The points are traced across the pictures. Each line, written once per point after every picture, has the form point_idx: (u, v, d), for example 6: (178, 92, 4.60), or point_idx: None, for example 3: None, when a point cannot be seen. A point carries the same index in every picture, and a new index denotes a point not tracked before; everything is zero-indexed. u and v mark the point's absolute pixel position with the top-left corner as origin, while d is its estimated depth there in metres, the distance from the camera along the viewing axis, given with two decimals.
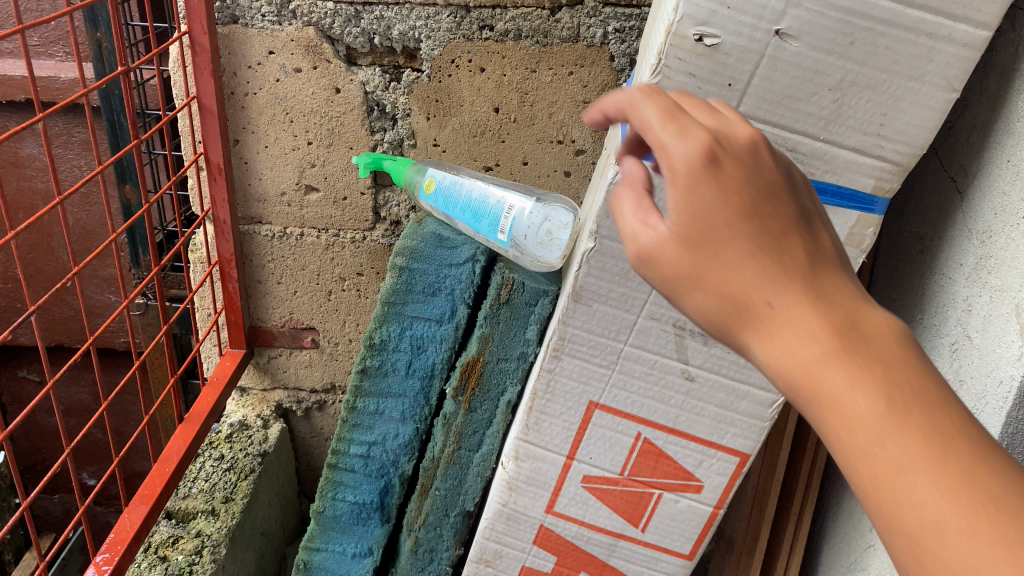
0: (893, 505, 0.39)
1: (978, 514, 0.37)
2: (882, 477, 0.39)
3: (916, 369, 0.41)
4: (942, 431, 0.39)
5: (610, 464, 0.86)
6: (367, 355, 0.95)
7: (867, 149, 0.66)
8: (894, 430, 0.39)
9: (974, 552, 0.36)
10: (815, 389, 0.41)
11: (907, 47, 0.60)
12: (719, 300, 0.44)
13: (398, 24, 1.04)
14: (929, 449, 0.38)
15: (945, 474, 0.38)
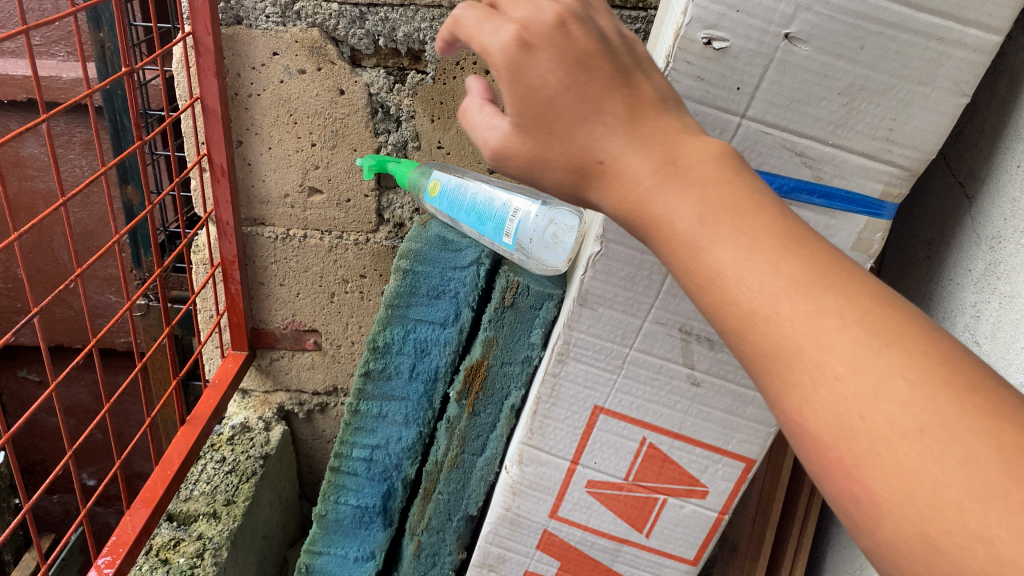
0: (726, 313, 0.43)
1: (790, 297, 0.41)
2: (710, 285, 0.44)
3: (741, 185, 0.45)
4: (762, 233, 0.43)
5: (615, 469, 0.86)
6: (370, 359, 0.95)
7: (876, 154, 0.65)
8: (718, 240, 0.44)
9: (790, 333, 0.40)
10: (656, 224, 0.47)
11: (917, 52, 0.60)
12: (569, 167, 0.51)
13: (403, 26, 1.04)
14: (748, 250, 0.43)
15: (762, 273, 0.42)
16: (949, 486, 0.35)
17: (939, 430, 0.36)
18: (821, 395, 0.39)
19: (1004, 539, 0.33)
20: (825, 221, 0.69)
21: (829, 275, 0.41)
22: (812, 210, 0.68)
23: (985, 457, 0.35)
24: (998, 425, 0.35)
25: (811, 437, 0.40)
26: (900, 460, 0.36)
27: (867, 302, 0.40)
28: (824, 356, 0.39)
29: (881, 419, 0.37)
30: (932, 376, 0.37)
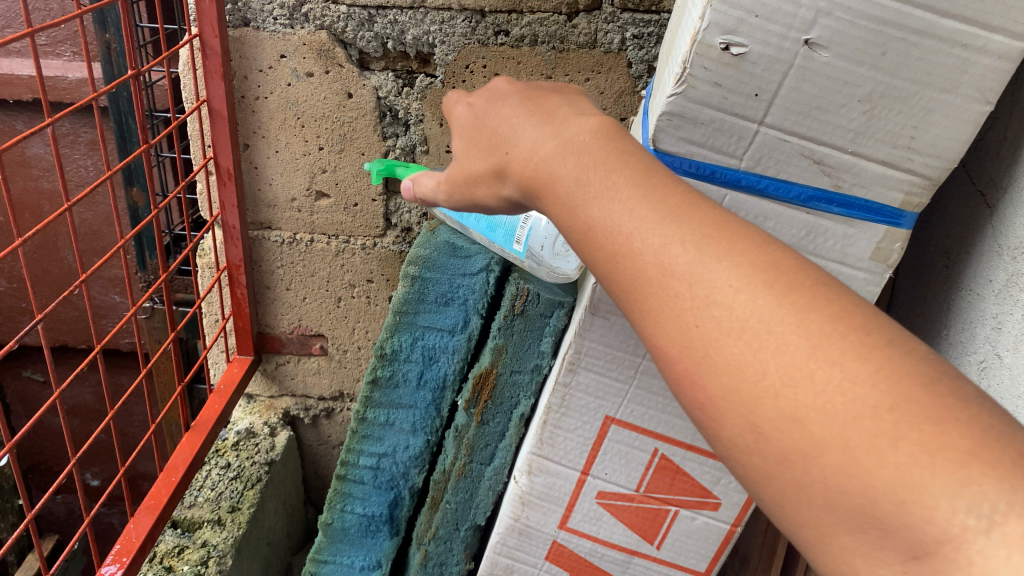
0: (597, 255, 0.48)
1: (643, 233, 0.45)
2: (585, 232, 0.49)
3: (607, 139, 0.51)
4: (625, 182, 0.48)
5: (626, 480, 0.84)
6: (378, 366, 0.93)
7: (896, 162, 0.63)
8: (584, 193, 0.49)
9: (645, 263, 0.45)
10: (542, 185, 0.52)
11: (940, 58, 0.58)
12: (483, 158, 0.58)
13: (412, 28, 1.03)
14: (611, 197, 0.48)
15: (623, 213, 0.47)
16: (767, 378, 0.40)
17: (758, 327, 0.40)
18: (669, 317, 0.44)
19: (813, 419, 0.38)
20: (843, 230, 0.67)
21: (681, 209, 0.45)
22: (830, 218, 0.67)
23: (793, 345, 0.39)
24: (810, 318, 0.40)
25: (664, 356, 0.44)
26: (728, 358, 0.41)
27: (705, 225, 0.45)
28: (668, 280, 0.44)
29: (713, 328, 0.42)
30: (757, 281, 0.42)
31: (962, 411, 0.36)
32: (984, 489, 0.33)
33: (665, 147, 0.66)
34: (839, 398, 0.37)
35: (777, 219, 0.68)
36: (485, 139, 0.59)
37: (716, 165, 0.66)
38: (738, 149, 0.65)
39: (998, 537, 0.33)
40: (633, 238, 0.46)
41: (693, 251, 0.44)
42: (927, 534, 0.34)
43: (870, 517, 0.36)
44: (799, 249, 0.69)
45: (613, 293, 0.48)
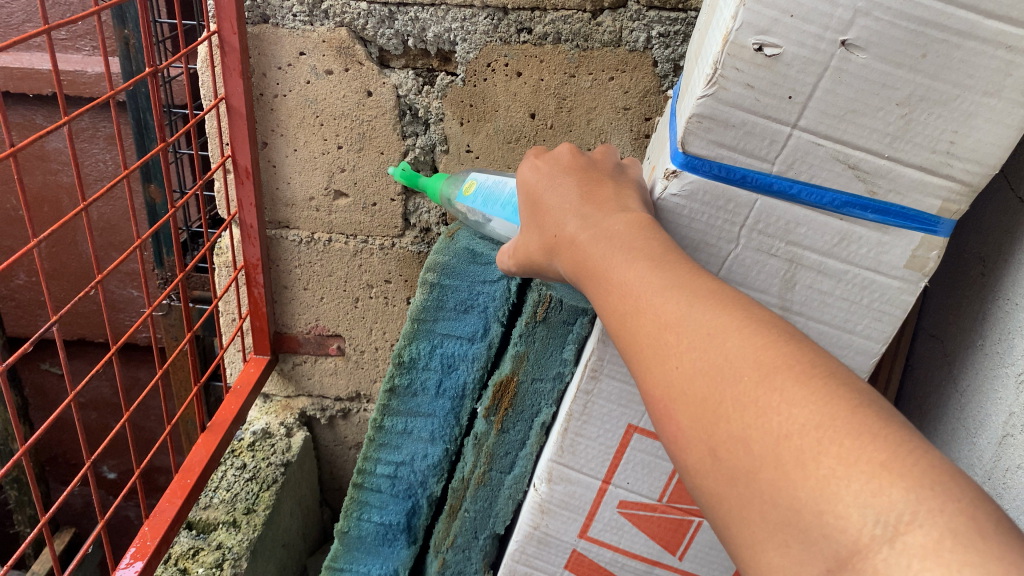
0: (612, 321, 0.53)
1: (649, 293, 0.50)
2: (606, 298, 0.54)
3: (635, 227, 0.56)
4: (640, 257, 0.52)
5: (648, 490, 0.82)
6: (395, 374, 0.92)
7: (934, 168, 0.61)
8: (609, 268, 0.54)
9: (647, 319, 0.49)
10: (579, 267, 0.58)
11: (983, 60, 0.55)
12: (541, 245, 0.64)
13: (433, 26, 1.01)
14: (626, 263, 0.53)
15: (636, 279, 0.51)
16: (722, 407, 0.43)
17: (721, 364, 0.44)
18: (658, 365, 0.48)
19: (753, 436, 0.41)
20: (877, 237, 0.65)
21: (682, 277, 0.50)
22: (864, 225, 0.64)
23: (743, 373, 0.43)
24: (770, 352, 0.43)
25: (650, 398, 0.48)
26: (694, 388, 0.45)
27: (701, 289, 0.49)
28: (664, 334, 0.48)
29: (688, 369, 0.46)
30: (728, 326, 0.45)
31: (882, 429, 0.38)
32: (891, 499, 0.36)
33: (693, 151, 0.64)
34: (776, 417, 0.41)
35: (809, 225, 0.65)
36: (537, 218, 0.66)
37: (746, 169, 0.64)
38: (770, 152, 0.62)
39: (900, 546, 0.35)
40: (640, 305, 0.50)
41: (681, 306, 0.48)
42: (840, 544, 0.37)
43: (797, 529, 0.39)
44: (830, 256, 0.67)
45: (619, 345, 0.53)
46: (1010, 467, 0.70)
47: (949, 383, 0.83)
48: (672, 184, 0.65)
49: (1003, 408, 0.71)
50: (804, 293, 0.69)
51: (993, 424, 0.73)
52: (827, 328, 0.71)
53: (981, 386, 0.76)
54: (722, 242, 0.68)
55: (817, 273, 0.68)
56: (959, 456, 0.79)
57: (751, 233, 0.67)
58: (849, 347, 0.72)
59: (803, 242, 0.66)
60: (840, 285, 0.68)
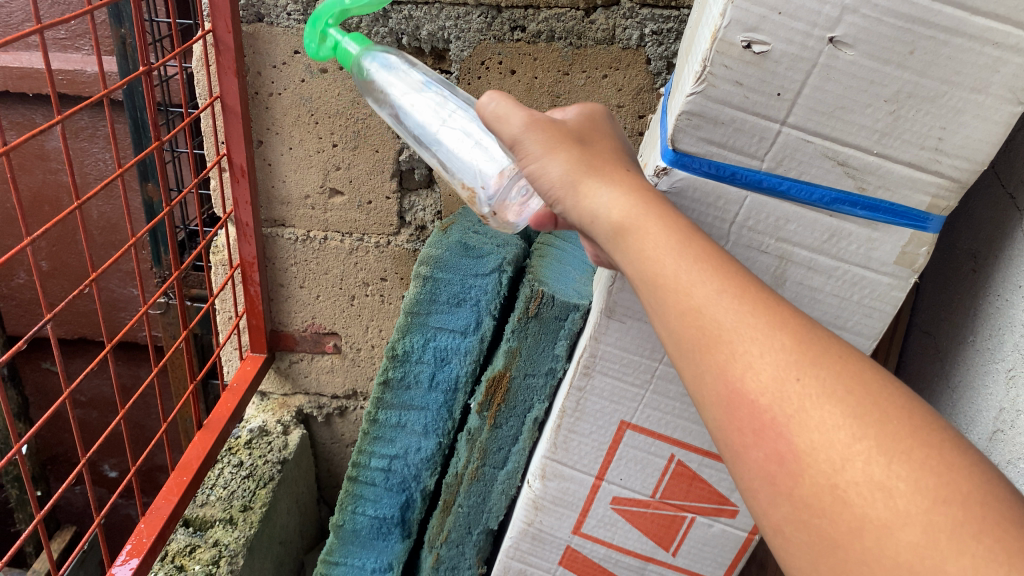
0: (681, 299, 0.49)
1: (749, 299, 0.47)
2: (679, 271, 0.49)
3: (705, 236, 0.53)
4: (727, 264, 0.50)
5: (641, 486, 0.83)
6: (389, 367, 0.93)
7: (923, 165, 0.61)
8: (691, 252, 0.50)
9: (746, 315, 0.47)
10: (636, 221, 0.52)
11: (971, 57, 0.55)
12: (571, 161, 0.55)
13: (427, 24, 1.01)
14: (715, 261, 0.50)
15: (732, 279, 0.48)
16: (861, 443, 0.41)
17: (863, 398, 0.43)
18: (765, 364, 0.45)
19: (901, 489, 0.40)
20: (866, 234, 0.65)
21: (777, 301, 0.48)
22: (854, 222, 0.64)
23: (897, 421, 0.42)
24: (911, 409, 0.43)
25: (749, 402, 0.45)
26: (823, 417, 0.43)
27: (800, 320, 0.48)
28: (774, 340, 0.46)
29: (818, 386, 0.44)
30: (858, 364, 0.45)
31: None
32: None
33: (683, 147, 0.64)
34: (932, 478, 0.40)
35: (799, 222, 0.65)
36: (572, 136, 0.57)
37: (735, 166, 0.64)
38: (759, 150, 0.63)
39: None
40: (740, 296, 0.47)
41: (799, 325, 0.46)
42: None
43: None
44: (821, 253, 0.67)
45: (684, 326, 0.48)
46: (1000, 462, 0.69)
47: (940, 378, 0.83)
48: (662, 181, 0.65)
49: (994, 403, 0.71)
50: (794, 289, 0.69)
51: (983, 420, 0.73)
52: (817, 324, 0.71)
53: (971, 381, 0.76)
54: (713, 240, 0.68)
55: (807, 269, 0.68)
56: None
57: (741, 230, 0.67)
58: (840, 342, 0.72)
59: (793, 239, 0.66)
60: (831, 281, 0.68)
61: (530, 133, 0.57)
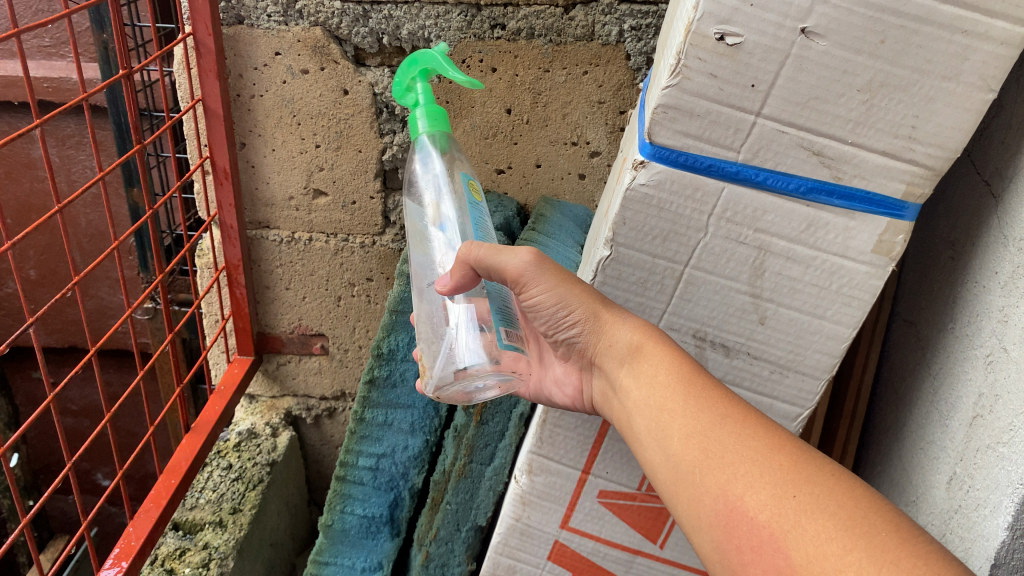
0: (693, 425, 0.58)
1: (753, 430, 0.56)
2: (693, 395, 0.60)
3: (708, 378, 0.61)
4: (732, 404, 0.59)
5: (628, 479, 0.83)
6: (375, 365, 0.99)
7: (897, 153, 0.60)
8: (694, 394, 0.60)
9: (751, 438, 0.55)
10: (644, 362, 0.63)
11: (941, 45, 0.55)
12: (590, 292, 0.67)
13: (407, 23, 1.01)
14: (723, 403, 0.59)
15: (735, 418, 0.57)
16: (853, 553, 0.46)
17: (854, 510, 0.49)
18: (764, 483, 0.53)
19: None
20: (844, 223, 0.64)
21: (779, 431, 0.56)
22: (831, 211, 0.64)
23: (885, 534, 0.47)
24: (900, 524, 0.47)
25: (748, 519, 0.52)
26: (815, 532, 0.49)
27: (802, 447, 0.55)
28: (772, 466, 0.53)
29: (811, 500, 0.50)
30: (851, 480, 0.51)
31: None
32: None
33: (660, 141, 0.63)
34: None
35: (777, 213, 0.65)
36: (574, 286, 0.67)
37: (712, 158, 0.63)
38: (735, 141, 0.62)
39: None
40: (743, 422, 0.57)
41: (800, 451, 0.54)
42: None
43: None
44: (798, 242, 0.66)
45: (688, 462, 0.58)
46: (980, 447, 0.69)
47: (922, 366, 0.84)
48: (641, 174, 0.65)
49: (973, 389, 0.71)
50: (774, 280, 0.69)
51: (964, 407, 0.73)
52: (797, 315, 0.70)
53: (952, 371, 0.76)
54: (692, 231, 0.68)
55: (785, 260, 0.67)
56: (933, 444, 0.79)
57: (720, 222, 0.66)
58: (820, 333, 0.71)
59: (771, 229, 0.66)
60: (809, 272, 0.67)
61: (538, 269, 0.67)
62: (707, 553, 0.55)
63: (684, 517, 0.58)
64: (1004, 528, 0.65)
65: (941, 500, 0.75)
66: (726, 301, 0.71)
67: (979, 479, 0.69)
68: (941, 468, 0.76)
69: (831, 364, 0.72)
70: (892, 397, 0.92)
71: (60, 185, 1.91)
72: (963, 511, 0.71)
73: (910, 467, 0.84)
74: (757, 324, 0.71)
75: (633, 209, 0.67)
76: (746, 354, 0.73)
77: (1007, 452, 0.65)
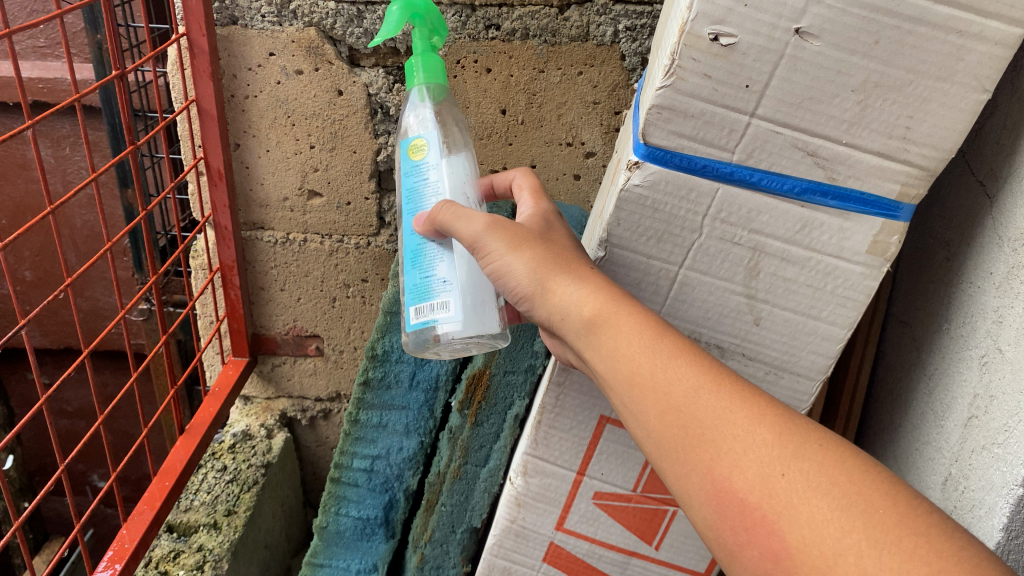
0: (664, 398, 0.54)
1: (727, 400, 0.53)
2: (659, 367, 0.55)
3: (666, 334, 0.57)
4: (699, 369, 0.55)
5: (623, 480, 0.83)
6: (370, 367, 0.98)
7: (892, 154, 0.60)
8: (658, 360, 0.55)
9: (727, 407, 0.52)
10: (598, 325, 0.58)
11: (935, 45, 0.55)
12: (534, 263, 0.62)
13: (402, 24, 1.01)
14: (688, 368, 0.55)
15: (705, 388, 0.53)
16: (852, 535, 0.45)
17: (848, 486, 0.47)
18: (750, 461, 0.50)
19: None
20: (839, 224, 0.64)
21: (757, 399, 0.52)
22: (826, 212, 0.64)
23: (883, 510, 0.45)
24: (895, 496, 0.46)
25: (738, 499, 0.49)
26: (813, 511, 0.47)
27: (780, 414, 0.52)
28: (754, 443, 0.50)
29: (803, 478, 0.48)
30: (840, 449, 0.49)
31: None
32: None
33: (654, 142, 0.63)
34: (926, 567, 0.43)
35: (771, 213, 0.65)
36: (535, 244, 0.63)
37: (706, 160, 0.63)
38: (729, 142, 0.62)
39: None
40: (717, 390, 0.53)
41: (782, 419, 0.51)
42: None
43: None
44: (793, 243, 0.66)
45: (665, 440, 0.54)
46: (974, 448, 0.69)
47: (917, 366, 0.84)
48: (635, 175, 0.65)
49: (969, 390, 0.71)
50: (768, 281, 0.69)
51: (958, 407, 0.73)
52: (792, 315, 0.70)
53: (953, 369, 0.75)
54: (687, 232, 0.67)
55: (780, 261, 0.67)
56: (926, 444, 0.79)
57: (714, 223, 0.66)
58: (815, 334, 0.71)
59: (766, 230, 0.66)
60: (804, 272, 0.67)
61: (490, 234, 0.63)
62: (700, 530, 0.53)
63: (672, 494, 0.55)
64: (999, 529, 0.65)
65: (936, 500, 0.75)
66: (721, 302, 0.71)
67: (974, 480, 0.69)
68: (935, 468, 0.76)
69: (827, 365, 0.72)
70: (887, 396, 0.92)
71: (55, 186, 1.91)
72: (958, 511, 0.71)
73: (904, 466, 0.84)
74: (752, 325, 0.71)
75: (627, 209, 0.67)
76: (741, 355, 0.73)
77: (1002, 453, 0.65)
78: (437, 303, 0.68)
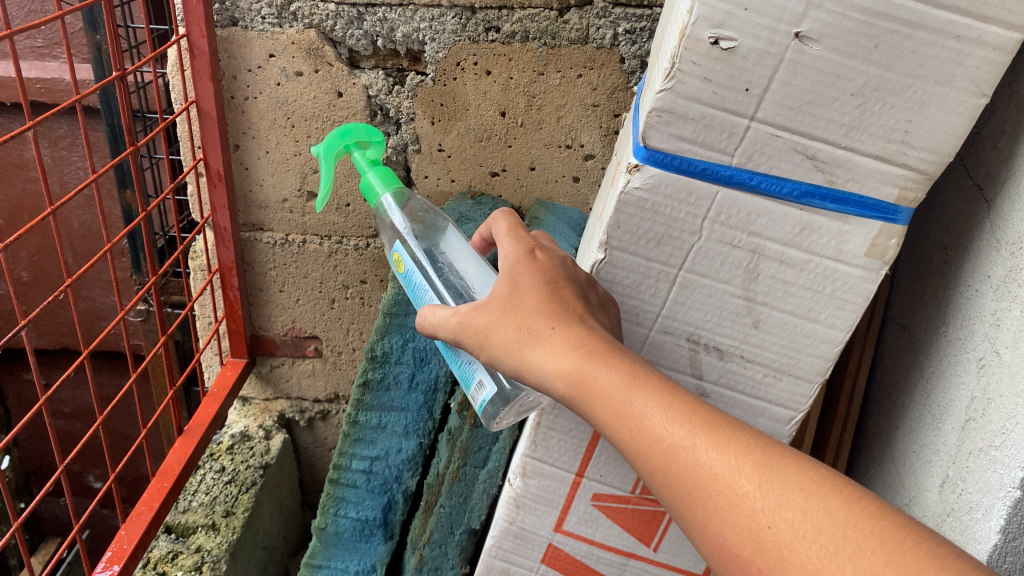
0: (648, 458, 0.53)
1: (706, 449, 0.51)
2: (634, 428, 0.53)
3: (642, 384, 0.54)
4: (675, 417, 0.52)
5: (622, 483, 0.83)
6: (370, 368, 0.99)
7: (891, 157, 0.61)
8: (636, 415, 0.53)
9: (706, 463, 0.50)
10: (578, 391, 0.56)
11: (934, 50, 0.55)
12: (507, 341, 0.60)
13: (402, 26, 1.02)
14: (664, 420, 0.52)
15: (684, 438, 0.51)
16: None
17: (833, 531, 0.45)
18: (738, 516, 0.48)
19: None
20: (837, 227, 0.64)
21: (736, 442, 0.51)
22: (824, 214, 0.64)
23: (868, 550, 0.43)
24: (883, 527, 0.44)
25: (734, 556, 0.48)
26: (804, 561, 0.45)
27: (760, 457, 0.50)
28: (739, 496, 0.49)
29: (787, 529, 0.46)
30: (822, 489, 0.47)
31: None
32: None
33: (655, 144, 0.63)
34: None
35: (770, 216, 0.65)
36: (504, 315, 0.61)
37: (706, 162, 0.64)
38: (729, 145, 0.62)
39: None
40: (695, 443, 0.51)
41: (763, 461, 0.49)
42: None
43: None
44: (792, 246, 0.66)
45: (664, 497, 0.53)
46: (973, 450, 0.69)
47: (915, 371, 0.84)
48: (635, 177, 0.65)
49: (966, 393, 0.71)
50: (767, 283, 0.69)
51: (957, 410, 0.73)
52: (790, 318, 0.70)
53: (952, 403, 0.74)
54: (686, 235, 0.68)
55: (779, 263, 0.67)
56: (924, 449, 0.79)
57: (713, 226, 0.67)
58: (814, 336, 0.71)
59: (765, 232, 0.66)
60: (803, 275, 0.68)
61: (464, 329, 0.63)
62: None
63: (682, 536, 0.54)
64: (996, 531, 0.65)
65: (934, 504, 0.76)
66: (720, 305, 0.71)
67: (971, 483, 0.69)
68: (933, 472, 0.77)
69: (825, 368, 0.72)
70: (886, 401, 0.92)
71: (52, 186, 1.91)
72: (955, 514, 0.71)
73: (902, 473, 0.84)
74: (751, 328, 0.72)
75: (627, 212, 0.67)
76: (739, 357, 0.74)
77: (999, 455, 0.65)
78: (473, 391, 0.70)
